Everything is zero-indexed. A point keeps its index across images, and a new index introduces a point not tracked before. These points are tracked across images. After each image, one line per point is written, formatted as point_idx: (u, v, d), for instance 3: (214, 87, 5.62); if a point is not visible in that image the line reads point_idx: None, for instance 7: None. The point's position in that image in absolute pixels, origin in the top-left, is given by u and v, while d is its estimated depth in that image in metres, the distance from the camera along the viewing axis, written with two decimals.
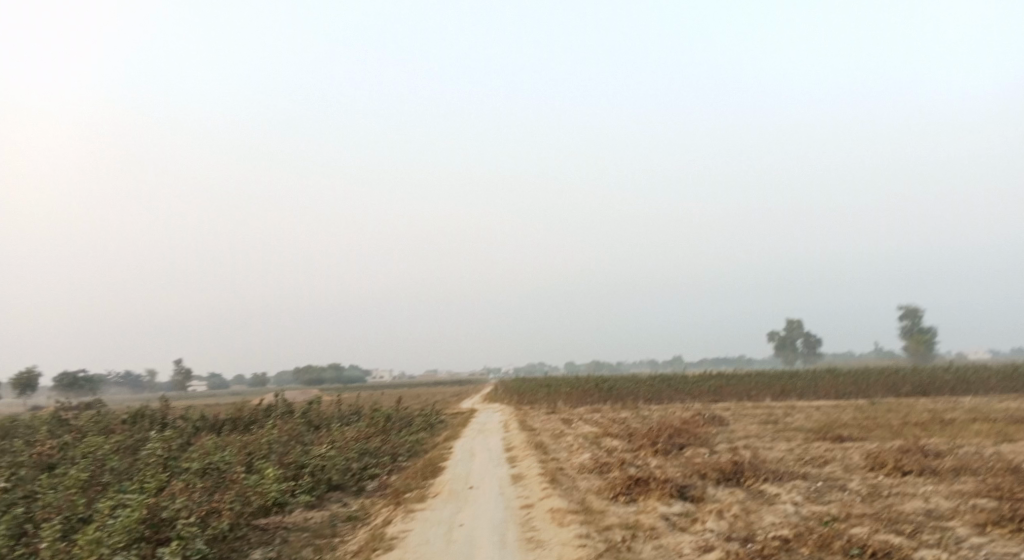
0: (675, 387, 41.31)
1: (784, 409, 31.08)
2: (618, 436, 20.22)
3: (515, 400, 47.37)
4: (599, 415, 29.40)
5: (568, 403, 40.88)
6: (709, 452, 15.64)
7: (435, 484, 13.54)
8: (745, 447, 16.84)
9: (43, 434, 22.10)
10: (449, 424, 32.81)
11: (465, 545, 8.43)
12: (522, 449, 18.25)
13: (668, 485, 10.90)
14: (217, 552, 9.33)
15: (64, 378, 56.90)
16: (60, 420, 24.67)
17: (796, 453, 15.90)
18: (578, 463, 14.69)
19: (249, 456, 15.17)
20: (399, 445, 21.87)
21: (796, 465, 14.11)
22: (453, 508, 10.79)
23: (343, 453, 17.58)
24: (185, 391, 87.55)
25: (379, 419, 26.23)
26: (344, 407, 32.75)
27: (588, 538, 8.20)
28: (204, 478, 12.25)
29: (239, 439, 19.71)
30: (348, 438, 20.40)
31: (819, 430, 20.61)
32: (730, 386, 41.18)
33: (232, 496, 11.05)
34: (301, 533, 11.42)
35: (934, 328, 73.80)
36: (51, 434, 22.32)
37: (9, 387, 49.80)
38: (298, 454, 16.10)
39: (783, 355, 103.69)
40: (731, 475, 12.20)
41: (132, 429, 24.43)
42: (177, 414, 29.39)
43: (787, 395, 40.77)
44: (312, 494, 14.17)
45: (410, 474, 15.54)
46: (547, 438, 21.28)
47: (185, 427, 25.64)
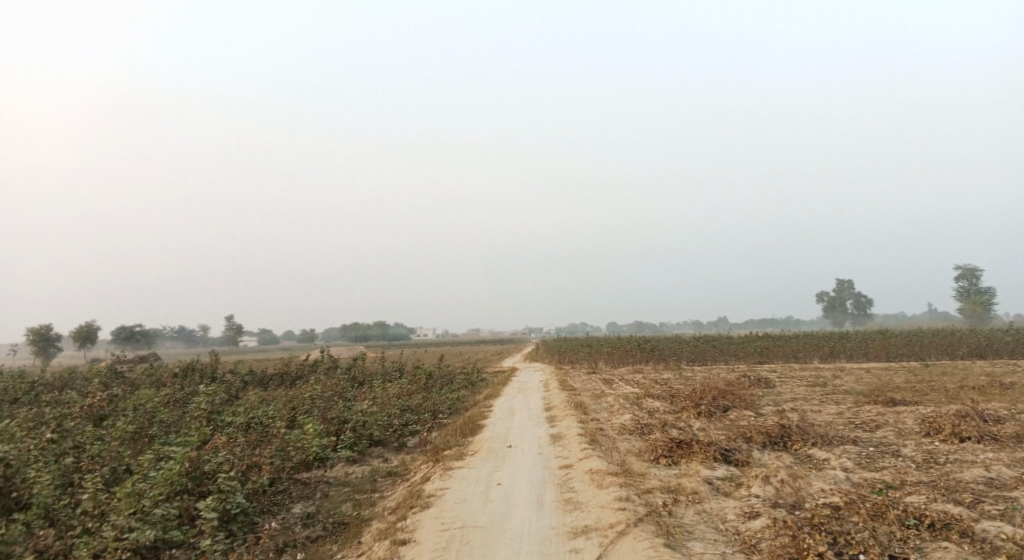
0: (718, 347, 40.54)
1: (832, 371, 30.11)
2: (659, 397, 19.88)
3: (556, 359, 47.43)
4: (640, 375, 29.09)
5: (609, 363, 40.69)
6: (754, 415, 15.16)
7: (474, 442, 13.55)
8: (792, 410, 16.29)
9: (101, 386, 23.12)
10: (488, 382, 33.05)
11: (501, 505, 8.34)
12: (562, 409, 18.13)
13: (711, 449, 10.55)
14: (258, 505, 9.66)
15: (122, 332, 59.62)
16: (116, 373, 25.84)
17: (846, 417, 15.28)
18: (618, 424, 14.47)
19: (293, 411, 15.55)
20: (440, 402, 22.08)
21: (846, 430, 13.54)
22: (490, 467, 10.72)
23: (384, 409, 17.84)
24: (236, 347, 91.08)
25: (421, 376, 26.54)
26: (387, 364, 33.33)
27: (628, 501, 7.97)
28: (247, 433, 12.60)
29: (285, 394, 20.23)
30: (390, 394, 20.71)
31: (871, 393, 19.80)
32: (775, 347, 40.18)
33: (274, 452, 11.33)
34: (342, 488, 11.87)
35: (993, 289, 70.21)
36: (109, 387, 23.35)
37: (72, 341, 52.56)
38: (340, 409, 16.43)
39: (832, 316, 100.73)
40: (778, 439, 11.75)
41: (185, 383, 25.36)
42: (226, 368, 30.39)
43: (835, 356, 39.56)
44: (353, 450, 14.49)
45: (450, 431, 15.63)
46: (587, 398, 21.10)
47: (234, 382, 26.52)
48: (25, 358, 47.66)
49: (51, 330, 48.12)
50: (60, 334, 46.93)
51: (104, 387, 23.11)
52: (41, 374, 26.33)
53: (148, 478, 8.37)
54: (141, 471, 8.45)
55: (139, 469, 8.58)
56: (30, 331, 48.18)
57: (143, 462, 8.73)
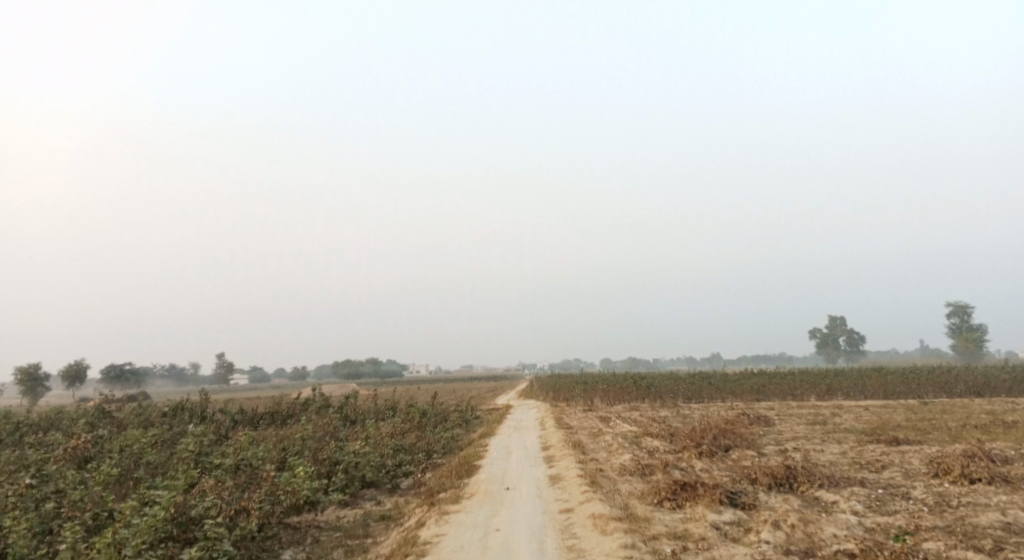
0: (715, 385, 40.15)
1: (831, 409, 29.75)
2: (658, 436, 19.50)
3: (551, 397, 46.88)
4: (637, 413, 28.66)
5: (605, 401, 40.21)
6: (757, 455, 14.82)
7: (470, 484, 13.14)
8: (795, 450, 15.96)
9: (87, 427, 22.53)
10: (483, 421, 32.47)
11: (501, 553, 7.97)
12: (559, 449, 17.72)
13: (717, 491, 10.22)
14: (246, 552, 9.25)
15: (111, 370, 58.75)
16: (103, 412, 25.24)
17: (850, 457, 14.97)
18: (618, 464, 14.11)
19: (283, 452, 15.11)
20: (434, 441, 21.59)
21: (851, 470, 13.23)
22: (488, 511, 10.33)
23: (377, 449, 17.39)
24: (226, 385, 89.86)
25: (415, 415, 26.06)
26: (380, 402, 32.77)
27: (633, 548, 7.63)
28: (235, 476, 12.17)
29: (275, 434, 19.72)
30: (383, 434, 20.23)
31: (873, 432, 19.48)
32: (773, 384, 39.84)
33: (263, 494, 10.93)
34: (333, 533, 11.40)
35: (985, 326, 70.42)
36: (94, 427, 22.76)
37: (59, 379, 51.71)
38: (332, 449, 15.98)
39: (826, 353, 100.52)
40: (784, 480, 11.44)
41: (173, 423, 24.75)
42: (216, 407, 29.77)
43: (833, 394, 39.21)
44: (345, 492, 14.05)
45: (446, 472, 15.20)
46: (585, 437, 20.68)
47: (223, 421, 25.93)
48: (10, 396, 46.71)
49: (39, 368, 47.28)
50: (48, 372, 46.18)
51: (89, 427, 22.51)
52: (26, 413, 25.66)
53: (130, 524, 7.99)
54: (123, 517, 8.08)
55: (122, 515, 8.20)
56: (18, 369, 47.41)
57: (126, 508, 8.35)
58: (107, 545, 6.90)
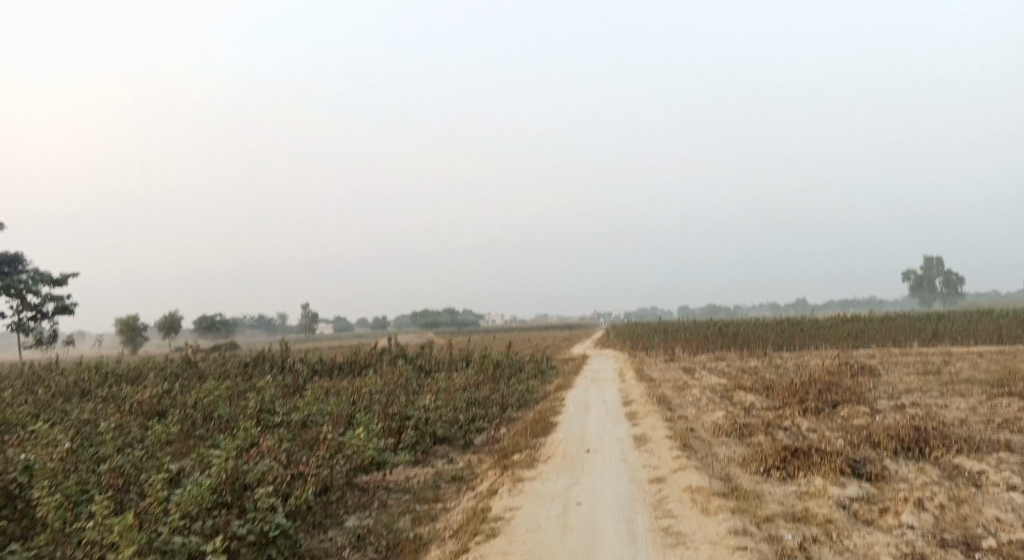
0: (806, 332, 37.31)
1: (942, 356, 26.74)
2: (752, 390, 17.71)
3: (629, 346, 45.54)
4: (723, 363, 26.79)
5: (686, 349, 38.49)
6: (871, 413, 12.81)
7: (546, 444, 12.07)
8: (915, 404, 13.62)
9: (174, 380, 23.31)
10: (558, 371, 31.56)
11: (584, 535, 6.83)
12: (642, 405, 16.34)
13: (836, 459, 8.53)
14: (301, 524, 8.93)
15: (203, 321, 62.04)
16: (188, 364, 26.15)
17: (983, 414, 12.20)
18: (711, 424, 12.64)
19: (353, 407, 14.70)
20: (508, 394, 20.75)
21: (986, 430, 10.53)
22: (567, 479, 9.23)
23: (449, 404, 16.68)
24: (312, 335, 94.19)
25: (489, 365, 25.46)
26: (455, 352, 32.48)
27: (745, 536, 6.25)
28: (299, 435, 11.84)
29: (350, 386, 19.57)
30: (456, 387, 19.55)
31: (1006, 382, 16.70)
32: (871, 329, 36.48)
33: (324, 458, 10.46)
34: (402, 496, 10.96)
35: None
36: (180, 379, 23.49)
37: (158, 330, 55.40)
38: (402, 404, 15.33)
39: (921, 296, 93.13)
40: (913, 444, 9.34)
41: (253, 375, 25.22)
42: (296, 358, 30.33)
43: (940, 339, 35.53)
44: (416, 450, 13.49)
45: (520, 429, 14.17)
46: (668, 390, 19.18)
47: (302, 374, 26.34)
48: (115, 347, 50.40)
49: (137, 319, 50.49)
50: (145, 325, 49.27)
51: (175, 381, 23.25)
52: (120, 363, 26.97)
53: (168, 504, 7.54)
54: (159, 492, 7.61)
55: (157, 492, 7.74)
56: (119, 321, 50.91)
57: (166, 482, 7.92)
58: (131, 529, 6.38)
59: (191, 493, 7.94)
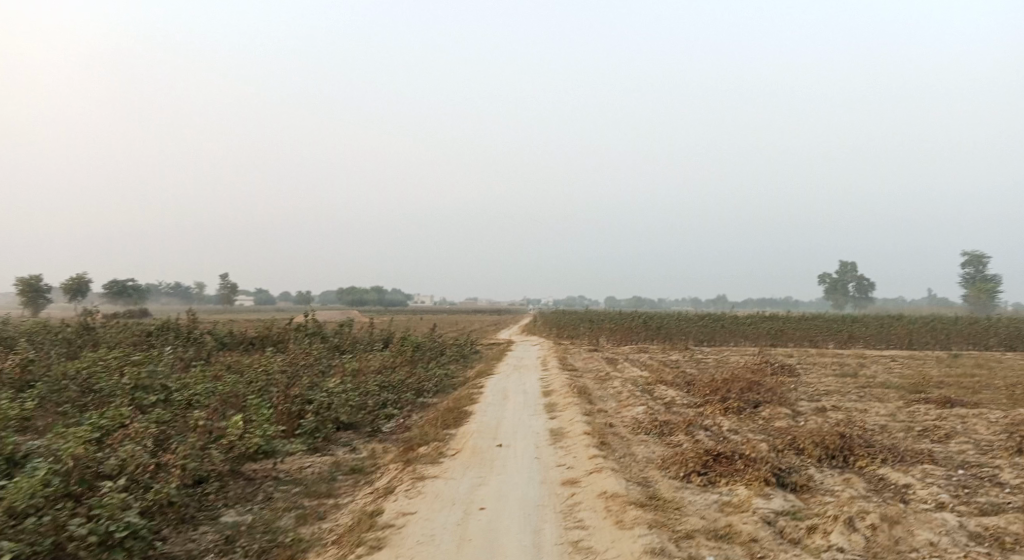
0: (727, 327, 38.08)
1: (855, 359, 27.63)
2: (675, 385, 17.41)
3: (557, 333, 45.38)
4: (647, 355, 26.79)
5: (612, 340, 38.55)
6: (793, 415, 12.61)
7: (457, 436, 11.16)
8: (834, 408, 13.56)
9: (59, 347, 20.92)
10: (482, 356, 30.77)
11: (484, 549, 5.92)
12: (563, 396, 15.67)
13: (761, 466, 8.03)
14: (161, 524, 7.59)
15: (113, 285, 57.38)
16: (79, 330, 23.60)
17: (901, 421, 12.21)
18: (632, 420, 12.08)
19: (248, 386, 13.23)
20: (426, 378, 19.68)
21: (906, 439, 10.43)
22: (473, 479, 8.32)
23: (360, 387, 15.48)
24: (230, 306, 89.63)
25: (409, 347, 24.29)
26: (377, 331, 31.04)
27: (663, 556, 5.52)
28: (182, 414, 10.40)
29: (254, 362, 17.96)
30: (371, 369, 18.31)
31: (918, 388, 17.10)
32: (791, 328, 37.61)
33: (201, 443, 9.11)
34: (291, 489, 9.76)
35: (999, 278, 68.09)
36: (65, 348, 21.09)
37: (60, 292, 50.91)
38: (304, 384, 13.99)
39: (833, 299, 98.49)
40: (837, 452, 9.03)
41: (152, 345, 23.05)
42: (204, 329, 28.11)
43: (854, 342, 37.02)
44: (315, 437, 12.25)
45: (432, 418, 13.20)
46: (590, 382, 18.66)
47: (207, 347, 24.30)
48: (10, 307, 45.81)
49: (39, 279, 46.03)
50: (45, 285, 44.96)
51: (61, 348, 20.87)
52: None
53: None
54: None
55: None
56: (18, 280, 46.24)
57: None
58: None
59: (17, 486, 6.51)
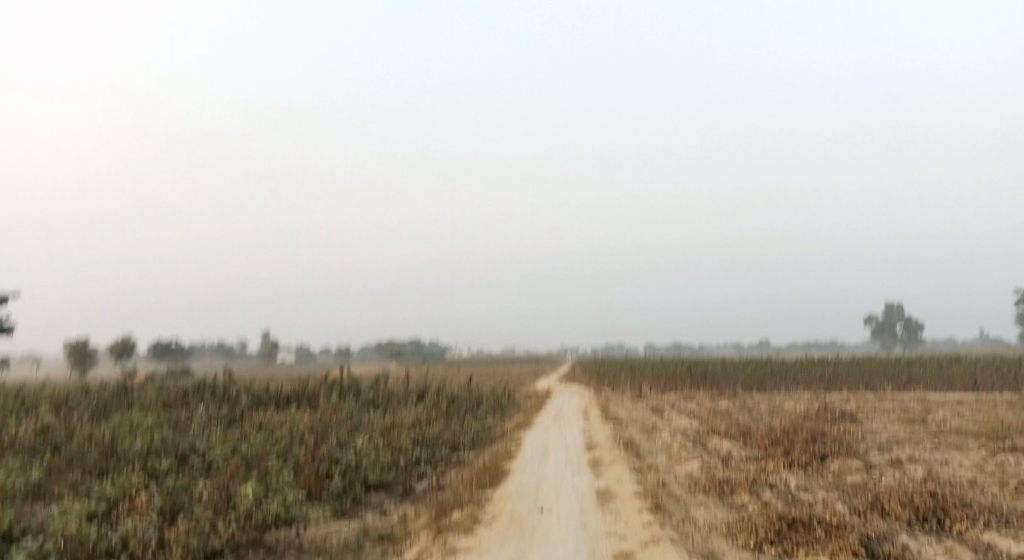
0: (776, 372, 36.18)
1: (920, 403, 25.60)
2: (728, 436, 16.07)
3: (596, 382, 43.98)
4: (692, 404, 25.36)
5: (654, 388, 37.03)
6: (866, 468, 11.30)
7: (495, 499, 10.24)
8: (912, 459, 12.15)
9: (97, 410, 20.80)
10: (520, 408, 29.69)
11: None
12: (607, 450, 14.57)
13: (845, 534, 6.89)
14: None
15: (158, 345, 58.38)
16: (118, 392, 23.53)
17: (993, 473, 10.77)
18: (686, 478, 10.95)
19: (274, 447, 12.62)
20: (461, 433, 18.75)
21: (1007, 495, 9.06)
22: (513, 553, 7.37)
23: (391, 444, 14.70)
24: (269, 362, 90.64)
25: (444, 400, 23.47)
26: (412, 384, 30.35)
27: None
28: (198, 481, 9.91)
29: (285, 420, 17.40)
30: (404, 425, 17.48)
31: (1001, 435, 15.44)
32: (844, 372, 35.49)
33: (214, 513, 8.45)
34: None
35: None
36: (103, 411, 20.95)
37: (108, 354, 51.98)
38: (333, 443, 13.29)
39: (882, 340, 94.25)
40: (930, 513, 7.78)
41: (187, 405, 22.78)
42: (240, 385, 27.86)
43: (914, 385, 34.62)
44: (342, 501, 11.44)
45: (468, 477, 12.30)
46: (636, 434, 17.45)
47: (242, 405, 23.92)
48: (61, 369, 46.78)
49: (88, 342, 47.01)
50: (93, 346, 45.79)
51: (99, 413, 20.75)
52: (43, 386, 24.20)
53: None
54: None
55: None
56: (69, 343, 47.36)
57: None
58: None
59: None
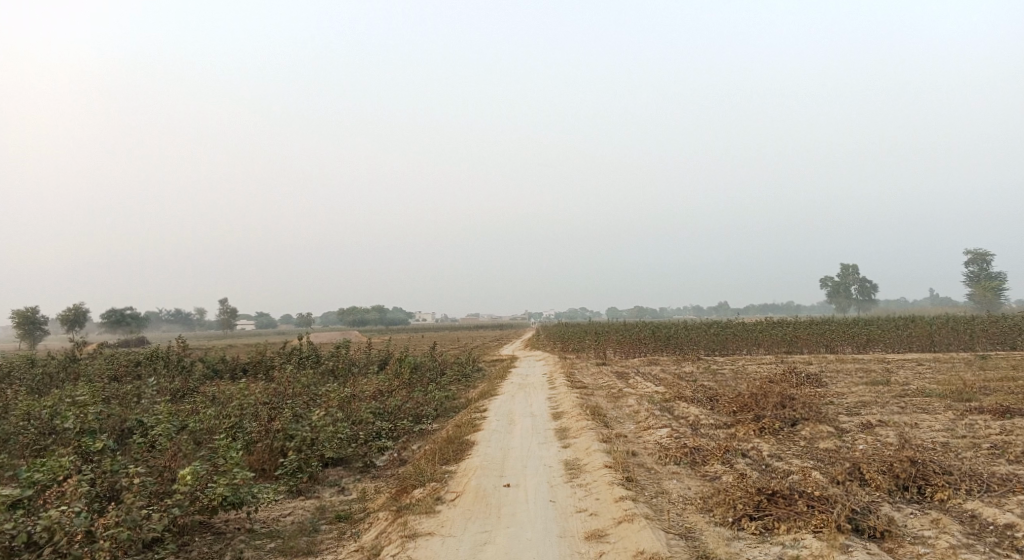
0: (739, 335, 36.51)
1: (880, 364, 26.00)
2: (696, 401, 15.86)
3: (562, 346, 43.88)
4: (658, 368, 25.29)
5: (619, 352, 37.05)
6: (837, 433, 11.12)
7: (458, 474, 9.69)
8: (880, 423, 12.05)
9: (38, 384, 19.49)
10: (485, 374, 29.26)
11: None
12: (575, 418, 14.18)
13: (827, 508, 6.55)
14: None
15: (112, 314, 55.84)
16: (62, 365, 22.13)
17: (962, 436, 10.69)
18: (657, 447, 10.58)
19: (224, 420, 11.79)
20: (425, 402, 18.16)
21: (981, 460, 8.91)
22: (479, 534, 6.85)
23: (351, 416, 14.00)
24: (228, 331, 88.39)
25: (407, 368, 22.79)
26: (375, 352, 29.54)
27: None
28: (138, 459, 9.08)
29: (239, 392, 16.51)
30: (365, 395, 16.78)
31: (964, 395, 15.54)
32: (805, 334, 36.02)
33: (151, 499, 7.65)
34: (264, 545, 8.27)
35: (1004, 276, 66.82)
36: (46, 385, 19.68)
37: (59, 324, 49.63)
38: (289, 416, 12.52)
39: (837, 302, 96.98)
40: (910, 482, 7.51)
41: (138, 377, 21.62)
42: (195, 355, 26.64)
43: (872, 346, 35.35)
44: (298, 478, 10.75)
45: (430, 450, 11.74)
46: (603, 400, 17.12)
47: (197, 376, 22.85)
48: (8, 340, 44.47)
49: (36, 312, 44.65)
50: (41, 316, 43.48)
51: (42, 387, 19.44)
52: None
53: None
54: None
55: None
56: (15, 313, 44.95)
57: None
58: None
59: None
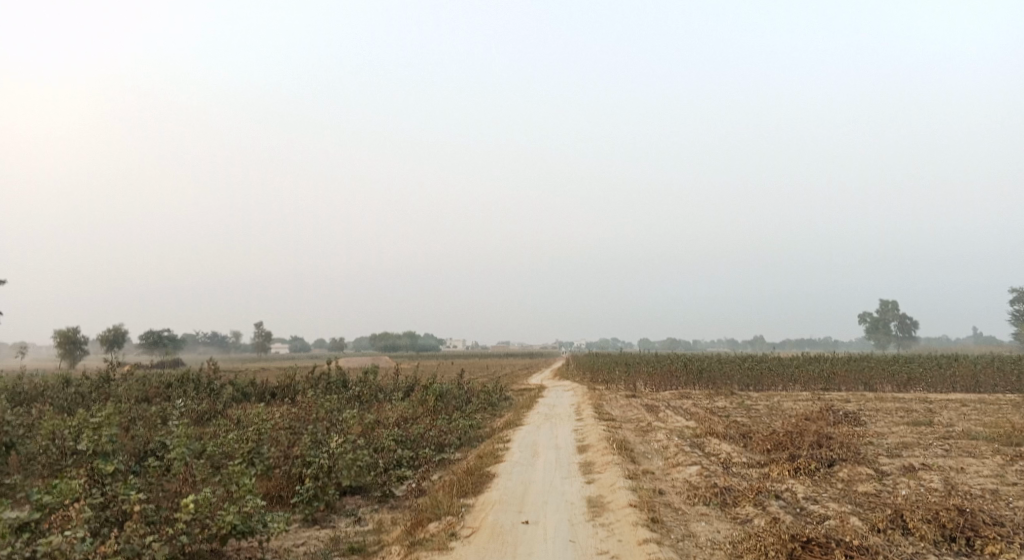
0: (773, 371, 35.39)
1: (924, 404, 24.80)
2: (727, 437, 15.25)
3: (590, 377, 43.19)
4: (688, 402, 24.55)
5: (649, 385, 36.21)
6: (877, 476, 10.48)
7: (476, 508, 9.37)
8: (924, 466, 11.34)
9: (71, 404, 19.81)
10: (511, 404, 28.84)
11: None
12: (600, 452, 13.72)
13: None
14: None
15: (149, 335, 57.13)
16: (96, 385, 22.51)
17: (1015, 484, 9.95)
18: (684, 486, 10.09)
19: (243, 444, 11.72)
20: (448, 431, 17.88)
21: None
22: None
23: (372, 443, 13.80)
24: (260, 353, 89.66)
25: (432, 396, 22.58)
26: (402, 379, 29.42)
27: None
28: (153, 483, 9.02)
29: (264, 416, 16.51)
30: (388, 422, 16.58)
31: (1016, 440, 14.60)
32: (842, 370, 34.73)
33: (159, 526, 7.53)
34: None
35: None
36: (78, 405, 20.00)
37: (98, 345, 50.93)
38: (308, 441, 12.38)
39: (876, 338, 93.85)
40: (959, 533, 6.95)
41: (168, 399, 21.85)
42: (224, 377, 26.88)
43: (914, 385, 33.85)
44: (313, 506, 10.56)
45: (449, 481, 11.44)
46: (630, 434, 16.60)
47: (224, 398, 22.98)
48: (49, 360, 45.72)
49: (77, 332, 45.89)
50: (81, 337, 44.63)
51: (75, 407, 19.76)
52: (18, 377, 23.18)
53: None
54: None
55: None
56: (57, 333, 46.31)
57: None
58: None
59: None
